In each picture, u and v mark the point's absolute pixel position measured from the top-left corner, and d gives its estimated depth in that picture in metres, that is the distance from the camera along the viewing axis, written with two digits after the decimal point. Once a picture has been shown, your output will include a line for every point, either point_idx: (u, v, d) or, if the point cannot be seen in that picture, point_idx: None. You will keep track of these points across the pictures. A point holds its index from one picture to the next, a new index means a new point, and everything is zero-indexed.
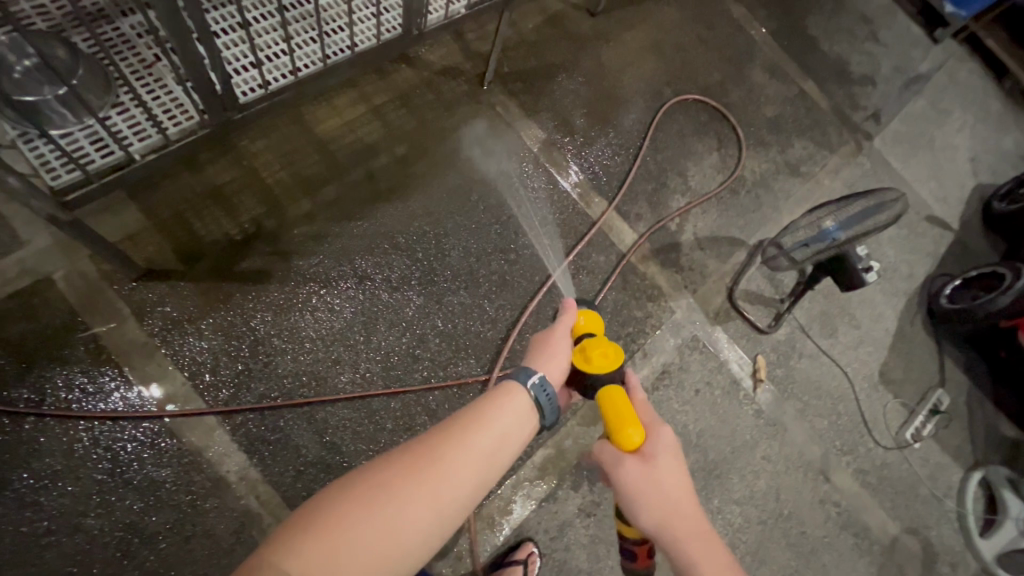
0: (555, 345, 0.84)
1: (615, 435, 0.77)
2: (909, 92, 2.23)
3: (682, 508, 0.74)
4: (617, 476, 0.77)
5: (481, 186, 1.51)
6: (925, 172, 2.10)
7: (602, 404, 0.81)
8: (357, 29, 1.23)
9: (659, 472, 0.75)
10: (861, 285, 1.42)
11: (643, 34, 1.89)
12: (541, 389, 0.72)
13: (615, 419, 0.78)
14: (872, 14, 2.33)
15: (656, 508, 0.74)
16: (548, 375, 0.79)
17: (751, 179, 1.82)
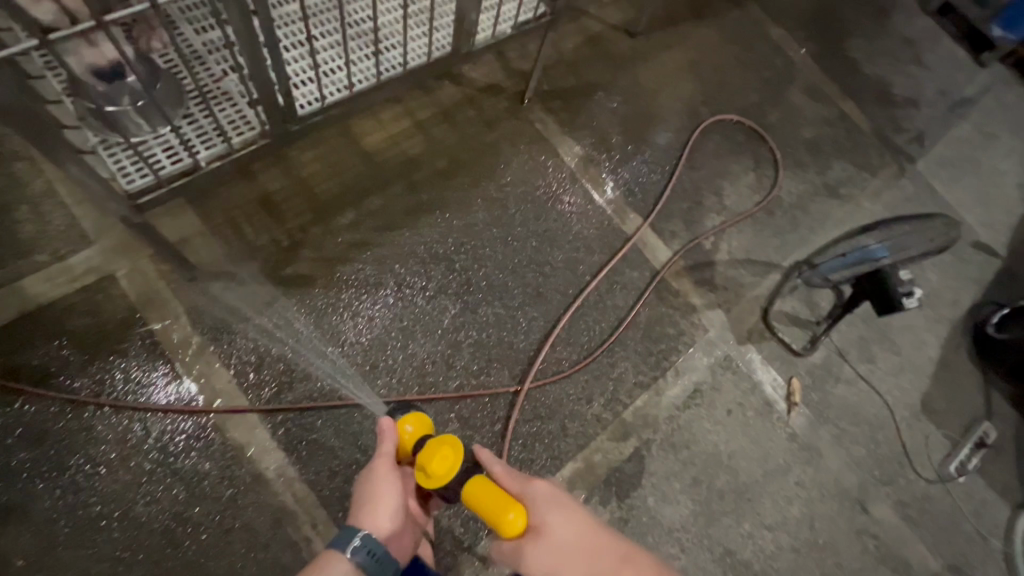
0: (379, 490, 0.92)
1: (500, 526, 0.77)
2: (953, 116, 2.19)
3: (592, 555, 0.74)
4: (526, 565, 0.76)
5: (518, 200, 1.54)
6: (971, 197, 2.04)
7: (471, 502, 0.80)
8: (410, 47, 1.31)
9: (553, 533, 0.76)
10: (901, 308, 1.36)
11: (680, 54, 1.91)
12: (364, 549, 0.83)
13: (491, 513, 0.78)
14: (916, 37, 2.31)
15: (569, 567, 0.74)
16: (377, 526, 0.89)
17: (788, 199, 1.80)
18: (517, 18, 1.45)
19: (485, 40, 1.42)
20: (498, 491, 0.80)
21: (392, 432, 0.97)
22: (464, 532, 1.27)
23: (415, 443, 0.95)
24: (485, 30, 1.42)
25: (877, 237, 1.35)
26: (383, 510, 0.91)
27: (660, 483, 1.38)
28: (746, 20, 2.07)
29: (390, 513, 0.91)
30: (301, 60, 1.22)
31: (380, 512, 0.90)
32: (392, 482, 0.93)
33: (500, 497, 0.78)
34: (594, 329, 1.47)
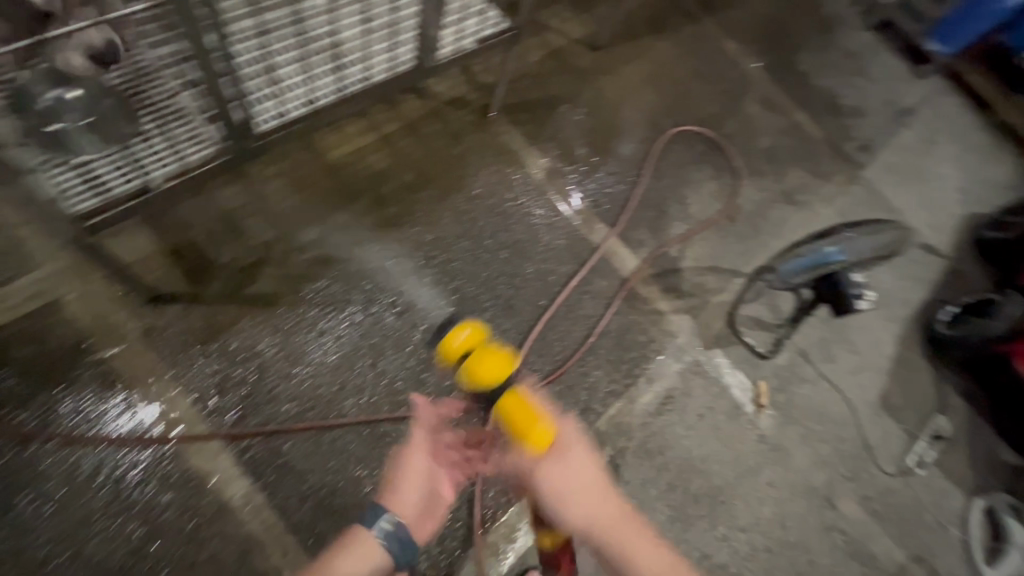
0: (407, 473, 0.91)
1: (523, 446, 0.78)
2: (897, 125, 2.31)
3: (597, 494, 0.81)
4: (537, 478, 0.80)
5: (486, 213, 1.54)
6: (916, 201, 2.15)
7: (504, 413, 0.78)
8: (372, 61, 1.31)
9: (569, 468, 0.81)
10: (851, 311, 1.42)
11: (640, 68, 1.97)
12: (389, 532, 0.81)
13: (522, 432, 0.77)
14: (859, 50, 2.43)
15: (574, 499, 0.80)
16: (401, 506, 0.87)
17: (748, 207, 1.86)
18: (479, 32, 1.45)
19: (448, 54, 1.42)
20: (538, 414, 0.79)
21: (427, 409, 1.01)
22: (441, 551, 1.24)
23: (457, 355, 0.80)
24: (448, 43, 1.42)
25: (838, 240, 1.41)
26: (410, 492, 0.90)
27: (636, 490, 1.38)
28: (702, 35, 2.15)
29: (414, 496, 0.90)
30: None
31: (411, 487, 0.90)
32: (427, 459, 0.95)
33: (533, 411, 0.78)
34: (566, 339, 1.47)
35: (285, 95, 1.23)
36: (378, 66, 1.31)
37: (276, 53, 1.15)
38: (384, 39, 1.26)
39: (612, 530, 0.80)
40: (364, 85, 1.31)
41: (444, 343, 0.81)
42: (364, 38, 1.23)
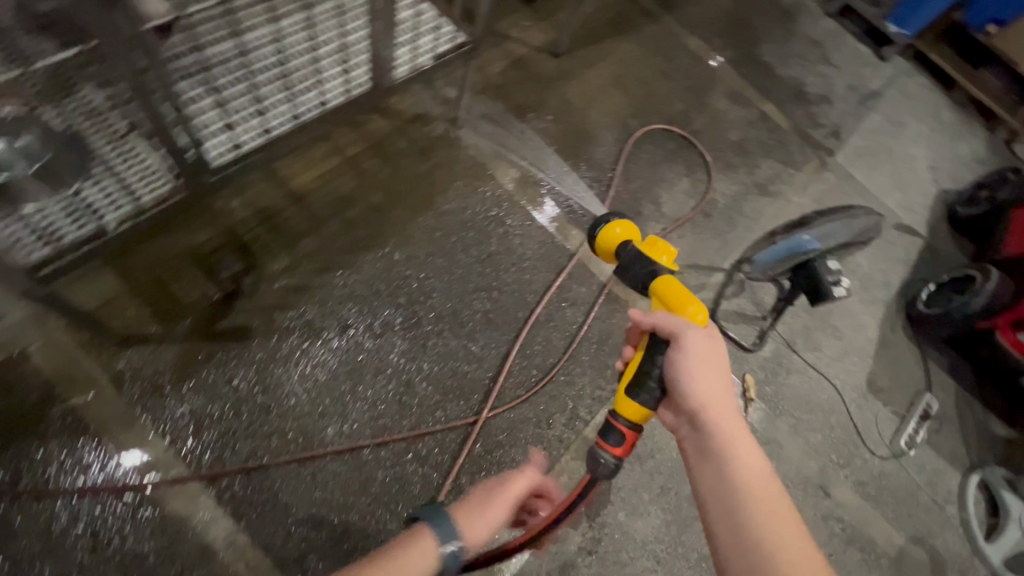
0: (492, 508, 0.91)
1: (684, 308, 0.94)
2: (863, 109, 2.33)
3: (718, 391, 0.86)
4: (681, 338, 0.89)
5: (459, 229, 1.54)
6: (889, 182, 2.17)
7: (663, 291, 0.97)
8: (327, 86, 1.27)
9: (712, 359, 0.88)
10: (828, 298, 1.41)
11: (605, 71, 1.97)
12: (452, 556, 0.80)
13: (676, 305, 0.95)
14: (821, 38, 2.46)
15: (701, 370, 0.87)
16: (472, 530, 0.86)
17: (722, 201, 1.86)
18: (434, 49, 1.43)
19: (405, 75, 1.37)
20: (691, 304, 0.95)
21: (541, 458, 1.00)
22: None
23: (620, 241, 1.08)
24: (404, 60, 1.38)
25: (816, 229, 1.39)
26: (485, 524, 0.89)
27: (629, 496, 1.37)
28: (665, 34, 2.16)
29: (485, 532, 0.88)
30: (209, 109, 1.16)
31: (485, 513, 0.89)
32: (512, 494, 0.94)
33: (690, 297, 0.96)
34: (548, 348, 1.46)
35: (239, 126, 1.19)
36: (333, 91, 1.28)
37: (222, 85, 1.16)
38: (334, 64, 1.27)
39: (720, 419, 0.83)
40: (321, 110, 1.27)
41: (608, 231, 1.08)
42: (313, 63, 1.25)
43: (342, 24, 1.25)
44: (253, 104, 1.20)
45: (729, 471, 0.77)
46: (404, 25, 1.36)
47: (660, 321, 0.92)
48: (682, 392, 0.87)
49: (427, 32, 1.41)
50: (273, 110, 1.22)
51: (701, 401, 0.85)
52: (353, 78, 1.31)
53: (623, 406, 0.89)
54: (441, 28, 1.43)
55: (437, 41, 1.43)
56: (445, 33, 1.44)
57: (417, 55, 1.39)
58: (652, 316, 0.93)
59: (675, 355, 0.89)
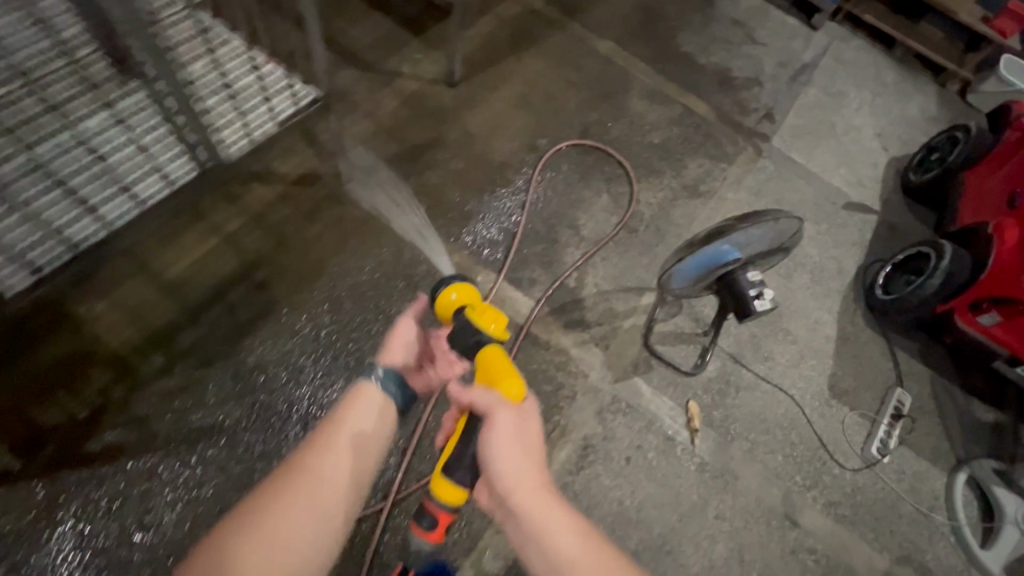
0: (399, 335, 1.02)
1: (496, 383, 0.90)
2: (797, 85, 2.20)
3: (530, 471, 0.83)
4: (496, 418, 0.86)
5: (354, 294, 1.43)
6: (833, 160, 2.03)
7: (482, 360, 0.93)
8: (140, 184, 1.17)
9: (526, 431, 0.86)
10: (748, 316, 1.28)
11: (508, 93, 1.86)
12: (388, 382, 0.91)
13: (494, 379, 0.90)
14: (744, 17, 2.33)
15: (508, 450, 0.83)
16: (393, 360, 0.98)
17: (648, 212, 1.74)
18: (275, 111, 1.24)
19: (239, 150, 1.20)
20: (506, 368, 0.91)
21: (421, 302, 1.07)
22: None
23: (456, 306, 1.00)
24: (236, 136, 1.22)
25: (736, 236, 1.23)
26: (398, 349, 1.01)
27: None
28: (570, 42, 2.05)
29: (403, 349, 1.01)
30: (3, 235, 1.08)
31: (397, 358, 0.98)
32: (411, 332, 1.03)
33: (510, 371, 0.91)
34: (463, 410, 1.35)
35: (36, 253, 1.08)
36: (145, 192, 1.17)
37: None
38: (154, 159, 1.19)
39: (529, 503, 0.79)
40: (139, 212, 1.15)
41: (444, 297, 1.00)
42: (125, 170, 1.18)
43: (131, 129, 1.22)
44: (56, 219, 1.12)
45: (548, 555, 0.75)
46: (223, 106, 1.23)
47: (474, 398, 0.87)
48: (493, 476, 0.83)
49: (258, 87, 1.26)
50: (80, 224, 1.12)
51: (509, 484, 0.82)
52: (170, 172, 1.19)
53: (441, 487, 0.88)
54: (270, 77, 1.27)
55: (283, 95, 1.26)
56: (274, 79, 1.27)
57: (245, 121, 1.22)
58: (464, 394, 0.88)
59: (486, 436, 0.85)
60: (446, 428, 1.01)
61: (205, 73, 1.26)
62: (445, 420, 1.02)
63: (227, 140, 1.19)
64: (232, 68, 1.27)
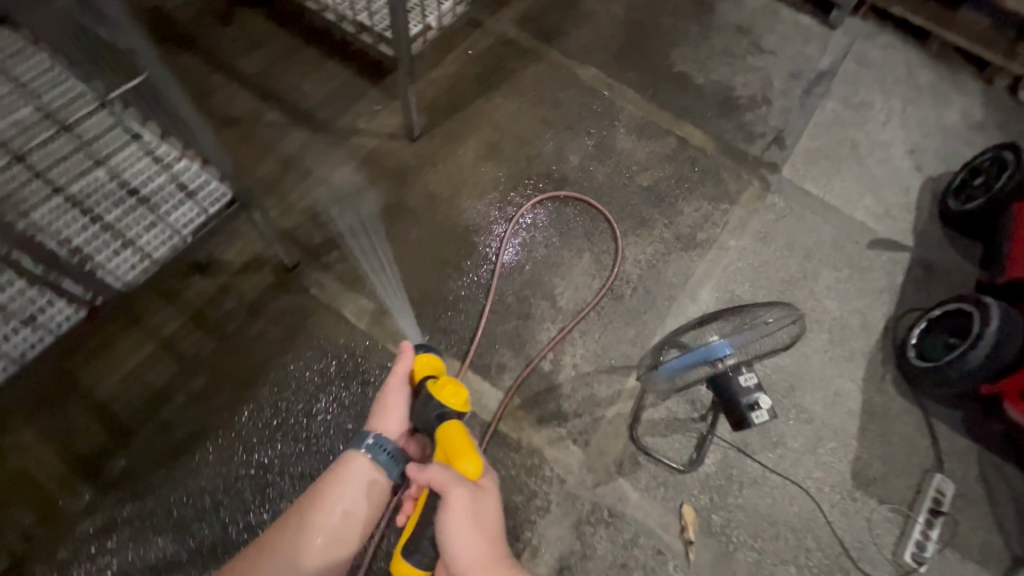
0: (392, 401, 1.08)
1: (456, 461, 0.93)
2: (812, 99, 1.92)
3: (483, 543, 0.91)
4: (449, 496, 0.90)
5: (302, 399, 1.30)
6: (856, 188, 1.76)
7: (441, 436, 0.95)
8: (19, 338, 1.01)
9: (483, 504, 0.92)
10: (745, 426, 1.10)
11: (476, 142, 1.69)
12: (376, 454, 1.04)
13: (454, 456, 0.93)
14: (748, 23, 2.06)
15: (466, 529, 0.90)
16: (386, 428, 1.07)
17: (636, 272, 1.54)
18: (172, 222, 1.10)
19: (141, 275, 1.06)
20: (467, 444, 0.94)
21: (410, 357, 1.09)
22: None
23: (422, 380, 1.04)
24: (132, 262, 1.07)
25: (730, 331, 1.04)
26: (392, 416, 1.08)
27: None
28: (547, 73, 1.84)
29: (398, 417, 1.08)
30: None
31: (388, 424, 1.07)
32: (401, 398, 1.08)
33: (467, 450, 0.93)
34: None
35: None
36: (26, 341, 1.01)
37: None
38: (35, 300, 1.04)
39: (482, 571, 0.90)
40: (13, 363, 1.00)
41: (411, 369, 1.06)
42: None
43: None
44: None
45: None
46: (100, 238, 1.08)
47: (429, 477, 0.93)
48: (450, 550, 0.90)
49: (154, 191, 1.13)
50: None
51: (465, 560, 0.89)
52: (50, 317, 1.02)
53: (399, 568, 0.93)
54: (160, 185, 1.14)
55: (191, 195, 1.12)
56: (163, 188, 1.13)
57: (142, 245, 1.08)
58: (421, 472, 0.93)
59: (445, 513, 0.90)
60: (407, 509, 1.07)
61: (68, 204, 1.10)
62: (406, 500, 1.07)
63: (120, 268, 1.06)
64: (111, 190, 1.13)
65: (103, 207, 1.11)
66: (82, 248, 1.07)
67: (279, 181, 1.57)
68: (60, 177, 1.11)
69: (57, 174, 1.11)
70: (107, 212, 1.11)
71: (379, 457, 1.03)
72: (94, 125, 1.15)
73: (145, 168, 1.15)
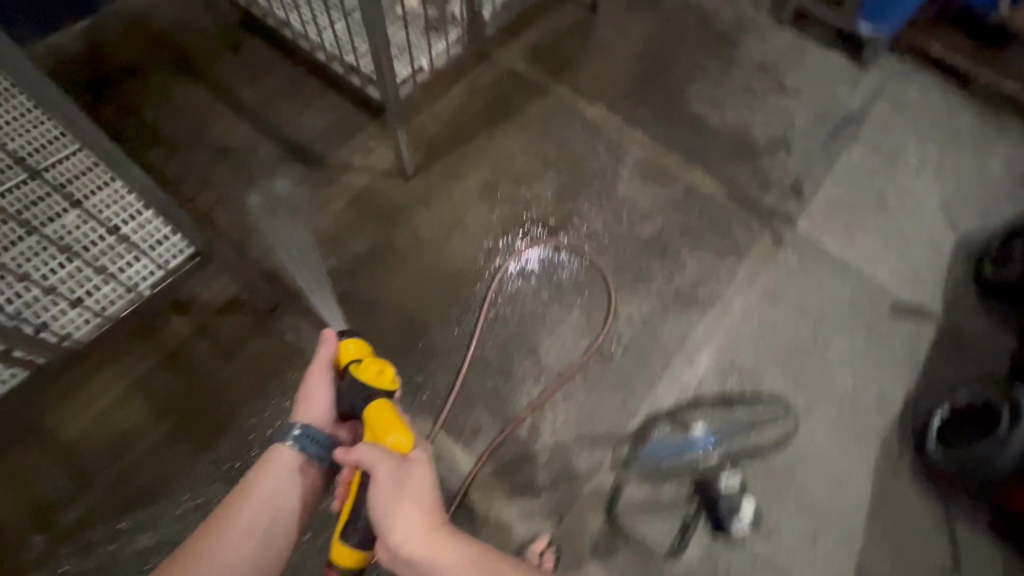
0: (315, 390, 1.06)
1: (385, 436, 0.94)
2: (838, 144, 1.78)
3: (418, 513, 0.88)
4: (378, 469, 0.89)
5: (267, 453, 1.27)
6: (881, 245, 1.61)
7: (369, 415, 0.97)
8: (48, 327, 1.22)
9: (415, 471, 0.91)
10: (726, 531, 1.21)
11: (471, 181, 1.62)
12: (303, 443, 1.02)
13: (381, 432, 0.94)
14: (771, 59, 1.93)
15: (398, 500, 0.88)
16: (311, 418, 1.05)
17: (629, 330, 1.44)
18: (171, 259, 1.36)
19: (94, 329, 1.26)
20: (394, 416, 0.96)
21: (332, 342, 1.08)
22: None
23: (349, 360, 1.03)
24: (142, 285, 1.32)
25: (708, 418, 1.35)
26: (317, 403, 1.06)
27: None
28: (551, 110, 1.76)
29: (323, 406, 1.06)
30: None
31: (314, 414, 1.05)
32: (325, 386, 1.07)
33: (394, 424, 0.95)
34: None
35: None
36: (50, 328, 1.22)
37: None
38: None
39: (420, 542, 0.87)
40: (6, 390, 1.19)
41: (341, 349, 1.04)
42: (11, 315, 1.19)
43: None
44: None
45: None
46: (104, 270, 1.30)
47: (355, 457, 0.91)
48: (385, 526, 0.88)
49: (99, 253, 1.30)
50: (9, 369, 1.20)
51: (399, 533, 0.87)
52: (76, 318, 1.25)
53: (337, 549, 0.95)
54: (110, 245, 1.31)
55: (151, 251, 1.34)
56: (116, 248, 1.31)
57: (95, 302, 1.27)
58: (348, 452, 0.91)
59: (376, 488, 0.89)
60: (340, 493, 1.04)
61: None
62: (341, 485, 1.04)
63: (72, 326, 1.25)
64: (36, 250, 1.26)
65: (45, 268, 1.25)
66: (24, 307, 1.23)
67: (266, 217, 1.53)
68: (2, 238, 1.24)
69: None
70: (41, 273, 1.25)
71: (308, 449, 1.02)
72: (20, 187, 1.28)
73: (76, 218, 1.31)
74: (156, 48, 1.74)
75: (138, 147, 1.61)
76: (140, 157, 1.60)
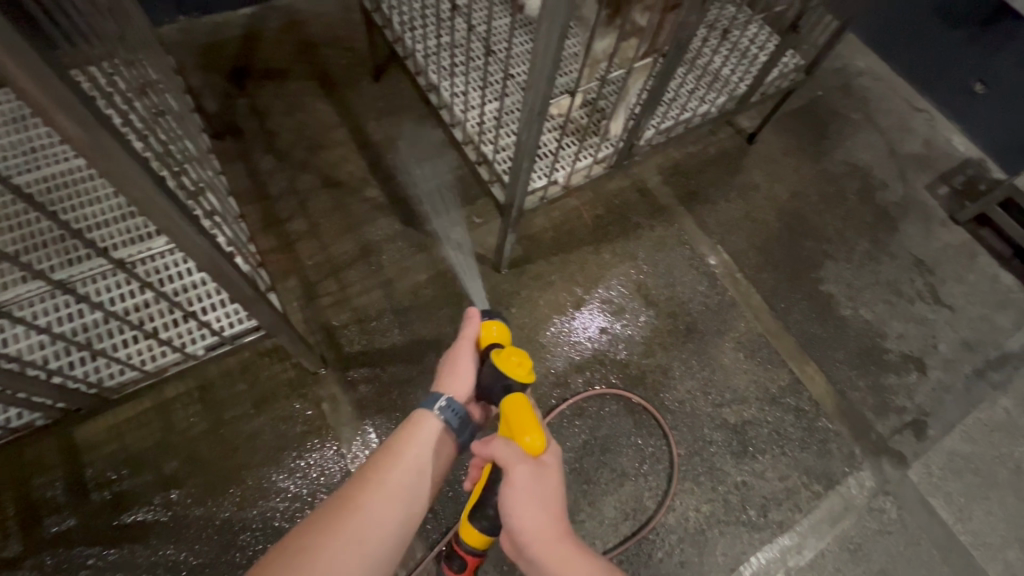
0: (461, 361, 0.96)
1: (518, 436, 0.79)
2: (985, 387, 1.51)
3: (552, 523, 0.74)
4: (512, 472, 0.76)
5: (259, 527, 1.18)
6: (1002, 530, 1.35)
7: (505, 412, 0.84)
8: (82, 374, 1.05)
9: (547, 475, 0.78)
10: None
11: (562, 294, 1.48)
12: (450, 408, 0.89)
13: (516, 429, 0.81)
14: (936, 257, 1.68)
15: (531, 506, 0.74)
16: (456, 390, 0.94)
17: (679, 529, 1.27)
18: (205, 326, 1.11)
19: (129, 381, 1.07)
20: (534, 416, 0.83)
21: (476, 322, 1.01)
22: None
23: (490, 346, 0.96)
24: (161, 349, 1.10)
25: None
26: (463, 376, 0.96)
27: None
28: (672, 240, 1.59)
29: (469, 381, 0.95)
30: None
31: (456, 385, 0.94)
32: (471, 362, 0.96)
33: (533, 423, 0.81)
34: None
35: None
36: (101, 373, 1.06)
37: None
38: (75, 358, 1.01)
39: (553, 552, 0.71)
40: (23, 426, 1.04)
41: (486, 331, 0.98)
42: (75, 356, 1.06)
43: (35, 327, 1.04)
44: None
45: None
46: (157, 314, 1.10)
47: (493, 453, 0.78)
48: (511, 529, 0.75)
49: (205, 303, 1.12)
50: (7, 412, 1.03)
51: (531, 535, 0.73)
52: (98, 370, 1.06)
53: (466, 531, 0.87)
54: (150, 300, 1.11)
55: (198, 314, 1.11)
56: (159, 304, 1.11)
57: (131, 355, 1.08)
58: (483, 448, 0.80)
59: (508, 488, 0.75)
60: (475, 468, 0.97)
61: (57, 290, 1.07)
62: None
63: (99, 377, 1.05)
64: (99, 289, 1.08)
65: (122, 303, 1.08)
66: (97, 339, 1.07)
67: (347, 267, 1.44)
68: (67, 256, 1.08)
69: (27, 259, 1.06)
70: (91, 315, 1.07)
71: (451, 421, 0.89)
72: (101, 210, 1.13)
73: (167, 263, 1.13)
74: (305, 53, 1.70)
75: (249, 147, 1.56)
76: (249, 160, 1.54)
